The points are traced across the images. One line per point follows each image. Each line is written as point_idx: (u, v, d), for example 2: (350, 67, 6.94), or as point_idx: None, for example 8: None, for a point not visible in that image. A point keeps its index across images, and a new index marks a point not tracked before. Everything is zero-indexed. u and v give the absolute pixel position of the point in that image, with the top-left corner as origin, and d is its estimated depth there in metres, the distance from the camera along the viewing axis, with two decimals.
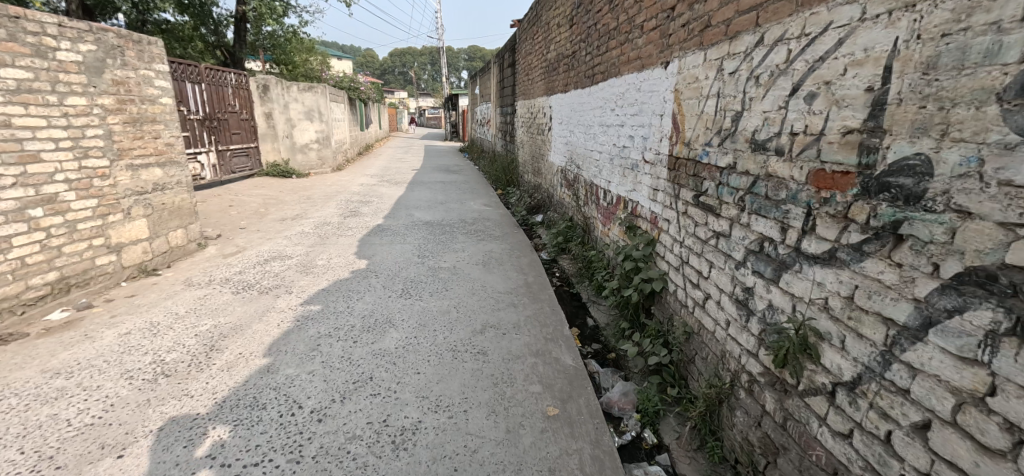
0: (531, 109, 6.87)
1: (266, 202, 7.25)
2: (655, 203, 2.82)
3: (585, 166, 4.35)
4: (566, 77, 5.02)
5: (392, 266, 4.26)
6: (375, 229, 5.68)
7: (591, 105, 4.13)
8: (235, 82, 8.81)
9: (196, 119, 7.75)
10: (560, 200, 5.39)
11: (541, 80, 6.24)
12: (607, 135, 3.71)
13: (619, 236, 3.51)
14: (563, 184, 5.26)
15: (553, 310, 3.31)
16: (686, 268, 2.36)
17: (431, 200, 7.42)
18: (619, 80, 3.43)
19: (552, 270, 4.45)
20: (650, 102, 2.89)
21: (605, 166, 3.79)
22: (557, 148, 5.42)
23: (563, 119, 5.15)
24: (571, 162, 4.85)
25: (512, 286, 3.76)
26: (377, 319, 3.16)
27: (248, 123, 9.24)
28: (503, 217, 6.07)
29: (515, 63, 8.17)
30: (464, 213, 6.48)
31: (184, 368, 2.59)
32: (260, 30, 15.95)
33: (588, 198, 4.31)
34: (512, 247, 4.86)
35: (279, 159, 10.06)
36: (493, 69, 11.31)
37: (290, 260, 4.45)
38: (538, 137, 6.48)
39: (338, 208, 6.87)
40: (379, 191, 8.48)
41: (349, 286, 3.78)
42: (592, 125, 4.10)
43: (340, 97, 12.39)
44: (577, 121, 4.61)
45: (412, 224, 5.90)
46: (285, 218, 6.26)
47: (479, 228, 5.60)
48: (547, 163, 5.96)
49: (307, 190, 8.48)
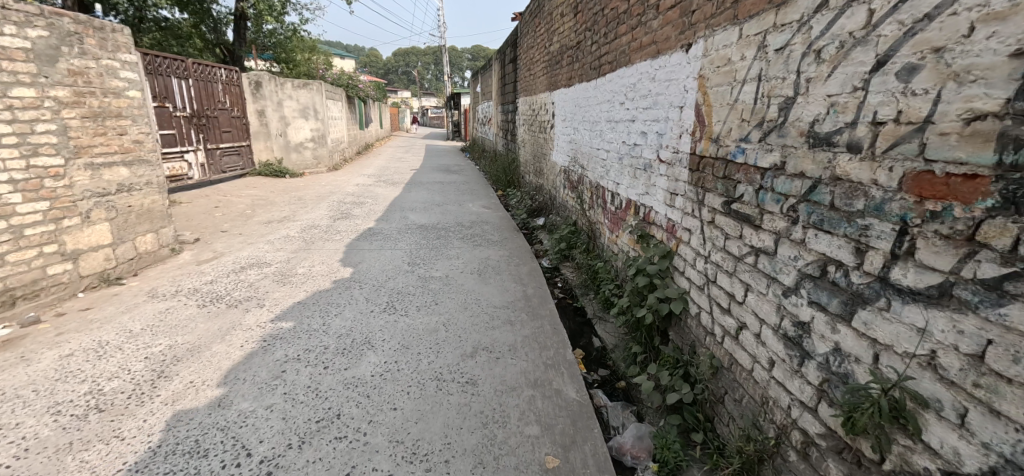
0: (533, 106, 6.47)
1: (255, 203, 6.90)
2: (672, 210, 2.43)
3: (591, 166, 3.96)
4: (570, 69, 4.62)
5: (378, 275, 3.88)
6: (366, 233, 5.30)
7: (597, 99, 3.73)
8: (226, 78, 8.46)
9: (183, 116, 7.41)
10: (564, 202, 4.99)
11: (543, 75, 5.85)
12: (616, 131, 3.32)
13: (629, 245, 3.12)
14: (566, 185, 4.85)
15: (554, 330, 2.91)
16: (712, 288, 1.97)
17: (428, 202, 7.05)
18: (629, 70, 3.03)
19: (554, 280, 4.05)
20: (666, 92, 2.49)
21: (613, 166, 3.40)
22: (561, 147, 5.02)
23: (567, 116, 4.75)
24: (575, 162, 4.46)
25: (508, 300, 3.37)
26: (355, 340, 2.77)
27: (239, 121, 8.88)
28: (503, 220, 5.69)
29: (517, 58, 7.78)
30: (461, 216, 6.09)
31: (122, 401, 2.22)
32: (258, 26, 15.59)
33: (594, 201, 3.90)
34: (511, 254, 4.47)
35: (272, 158, 9.70)
36: (495, 66, 10.95)
37: (269, 268, 4.08)
38: (540, 135, 6.09)
39: (329, 210, 6.50)
40: (374, 192, 8.10)
41: (327, 299, 3.39)
42: (598, 122, 3.71)
43: (338, 95, 12.05)
44: (582, 118, 4.21)
45: (405, 227, 5.52)
46: (271, 220, 5.90)
47: (476, 233, 5.22)
48: (550, 163, 5.56)
49: (299, 190, 8.12)
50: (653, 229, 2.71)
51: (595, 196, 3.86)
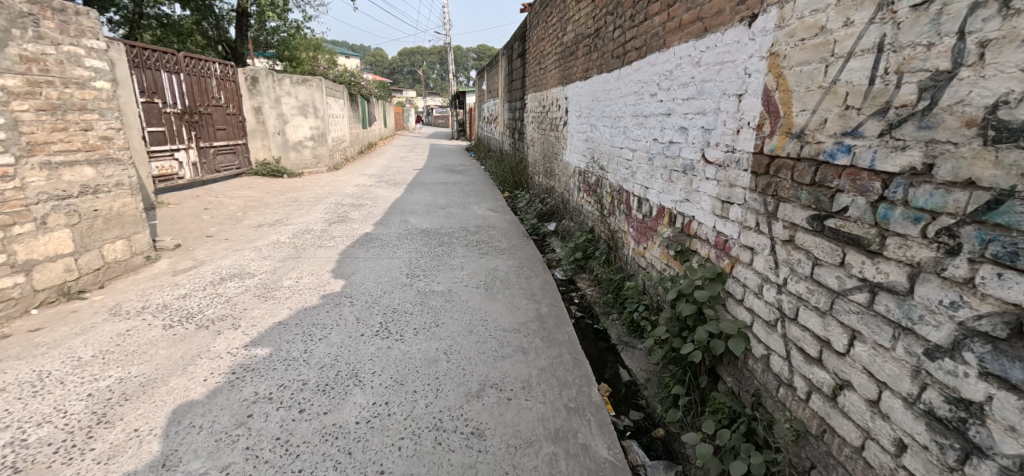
0: (543, 102, 6.02)
1: (247, 205, 6.49)
2: (724, 221, 1.98)
3: (612, 167, 3.51)
4: (586, 59, 4.18)
5: (372, 289, 3.44)
6: (362, 238, 4.86)
7: (621, 91, 3.28)
8: (220, 73, 8.07)
9: (174, 112, 7.02)
10: (579, 206, 4.55)
11: (554, 68, 5.42)
12: (644, 127, 2.87)
13: (662, 260, 2.67)
14: (582, 188, 4.40)
15: (575, 362, 2.45)
16: (789, 327, 1.55)
17: (430, 204, 6.62)
18: (663, 55, 2.58)
19: (569, 294, 3.59)
20: (716, 78, 2.04)
21: (641, 168, 2.95)
22: (576, 145, 4.57)
23: (583, 111, 4.31)
24: (593, 163, 4.01)
25: (518, 320, 2.93)
26: (341, 373, 2.34)
27: (235, 118, 8.48)
28: (511, 225, 5.26)
29: (525, 52, 7.34)
30: (467, 220, 5.64)
31: (47, 457, 1.81)
32: (259, 22, 15.20)
33: (616, 207, 3.45)
34: (521, 264, 4.03)
35: (270, 157, 9.27)
36: (501, 62, 10.53)
37: (252, 279, 3.65)
38: (551, 133, 5.64)
39: (325, 212, 6.07)
40: (374, 193, 7.67)
41: (312, 319, 2.95)
42: (622, 116, 3.26)
43: (339, 93, 11.66)
44: (601, 112, 3.76)
45: (405, 232, 5.08)
46: (261, 223, 5.47)
47: (482, 239, 4.79)
48: (562, 163, 5.12)
49: (296, 191, 7.70)
50: (696, 243, 2.26)
51: (618, 201, 3.41)
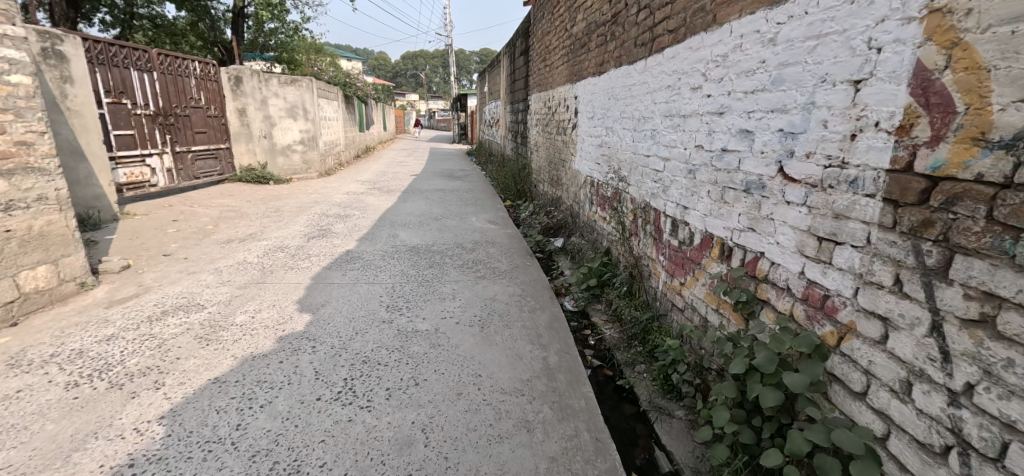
0: (549, 103, 5.38)
1: (222, 216, 5.88)
2: (823, 268, 1.41)
3: (635, 179, 2.88)
4: (600, 51, 3.56)
5: (341, 328, 2.80)
6: (342, 257, 4.22)
7: (646, 84, 2.65)
8: (201, 72, 7.47)
9: (145, 114, 6.41)
10: (592, 223, 3.91)
11: (561, 63, 4.81)
12: (680, 130, 2.25)
13: (708, 303, 2.05)
14: (596, 201, 3.77)
15: (596, 447, 1.83)
16: (979, 467, 1.06)
17: (425, 215, 6.00)
18: (709, 36, 1.97)
19: (581, 333, 2.95)
20: (806, 58, 1.47)
21: (676, 182, 2.33)
22: (588, 151, 3.94)
23: (597, 111, 3.67)
24: (609, 173, 3.39)
25: (520, 376, 2.30)
26: (277, 468, 1.71)
27: (216, 120, 7.85)
28: (513, 241, 4.64)
29: (529, 49, 6.72)
30: (464, 234, 5.00)
31: None
32: (256, 22, 14.69)
33: (640, 227, 2.82)
34: (523, 292, 3.39)
35: (255, 162, 8.60)
36: (503, 62, 9.91)
37: (199, 314, 3.01)
38: (558, 137, 5.02)
39: (306, 225, 5.43)
40: (364, 202, 7.04)
41: (259, 373, 2.32)
42: (648, 116, 2.64)
43: (332, 94, 11.05)
44: (619, 112, 3.15)
45: (392, 249, 4.44)
46: (231, 237, 4.84)
47: (480, 258, 4.17)
48: (571, 171, 4.49)
49: (280, 200, 7.09)
50: (769, 291, 1.64)
51: (643, 220, 2.78)
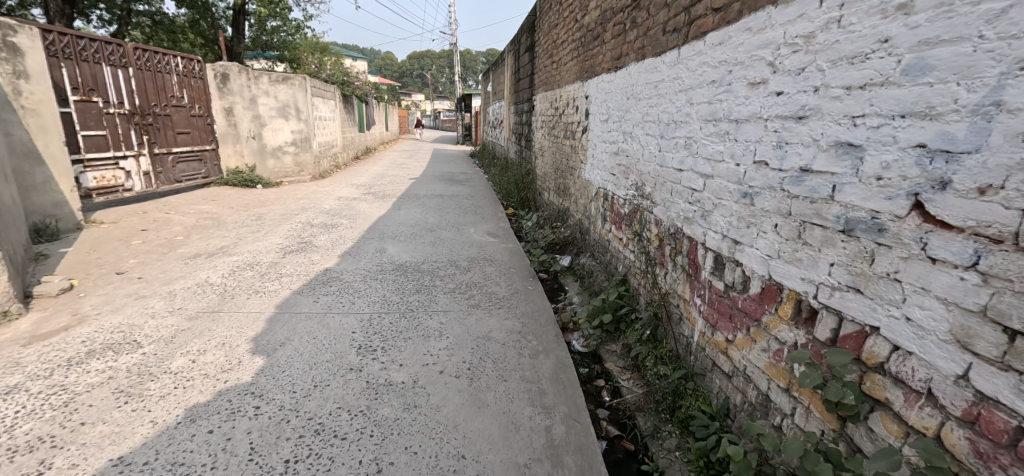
0: (556, 102, 4.83)
1: (198, 224, 5.37)
2: (1017, 382, 0.94)
3: (661, 196, 2.34)
4: (617, 41, 3.02)
5: (297, 378, 2.26)
6: (318, 277, 3.67)
7: (678, 79, 2.12)
8: (184, 68, 6.91)
9: (118, 113, 5.85)
10: (604, 242, 3.35)
11: (570, 58, 4.27)
12: (729, 139, 1.71)
13: (770, 376, 1.53)
14: (610, 218, 3.21)
15: None
16: None
17: (418, 225, 5.46)
18: (781, 10, 1.45)
19: (591, 385, 2.40)
20: (980, 31, 0.98)
21: (720, 206, 1.79)
22: (601, 159, 3.38)
23: (612, 113, 3.12)
24: (628, 185, 2.84)
25: (515, 459, 1.78)
26: None
27: (201, 120, 7.27)
28: (515, 259, 4.09)
29: (535, 44, 6.17)
30: (459, 250, 4.45)
31: None
32: (256, 19, 14.24)
33: (668, 257, 2.27)
34: (524, 327, 2.84)
35: (242, 166, 7.99)
36: (507, 60, 9.35)
37: (129, 356, 2.46)
38: (565, 142, 4.46)
39: (286, 236, 4.89)
40: (356, 209, 6.49)
41: (177, 450, 1.80)
42: (679, 118, 2.11)
43: (329, 93, 10.54)
44: (640, 113, 2.61)
45: (377, 268, 3.89)
46: (200, 251, 4.31)
47: (476, 280, 3.62)
48: (581, 180, 3.93)
49: (265, 205, 6.55)
50: (893, 393, 1.16)
51: (671, 249, 2.24)
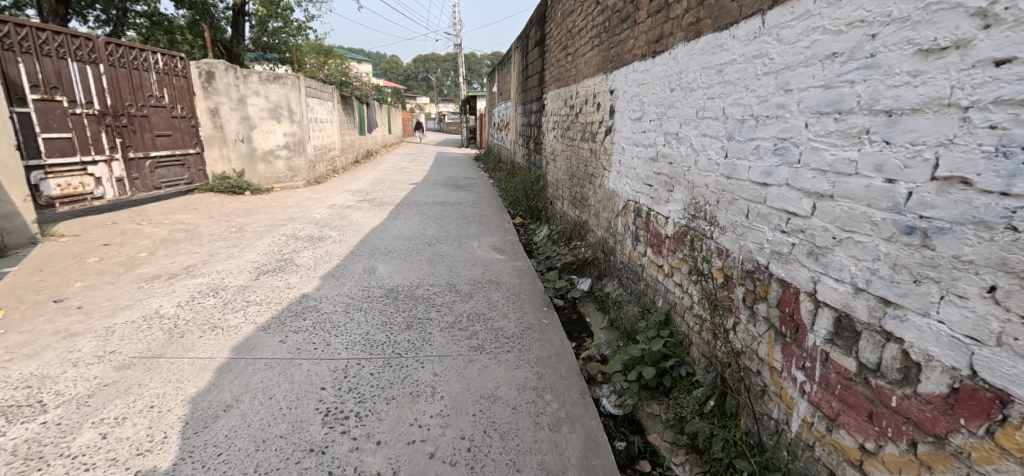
0: (572, 100, 4.21)
1: (169, 237, 4.78)
2: None
3: (727, 217, 1.74)
4: (656, 18, 2.41)
5: (233, 469, 1.66)
6: (290, 306, 3.05)
7: (761, 57, 1.53)
8: (164, 65, 6.34)
9: (86, 113, 5.28)
10: (636, 268, 2.73)
11: (590, 47, 3.65)
12: (870, 140, 1.14)
13: None
14: (644, 238, 2.60)
15: None
16: None
17: (416, 238, 4.85)
18: None
19: (632, 470, 1.78)
20: None
21: (845, 242, 1.20)
22: (632, 166, 2.76)
23: (648, 110, 2.51)
24: (672, 199, 2.24)
25: None
26: None
27: (183, 121, 6.70)
28: (525, 283, 3.47)
29: (546, 36, 5.56)
30: (461, 270, 3.82)
31: None
32: (259, 20, 13.76)
33: (741, 303, 1.65)
34: (540, 380, 2.24)
35: (230, 170, 7.37)
36: (514, 58, 8.75)
37: (22, 429, 1.87)
38: (584, 146, 3.83)
39: (264, 252, 4.26)
40: (348, 218, 5.87)
41: None
42: (761, 112, 1.52)
43: (326, 93, 9.96)
44: (692, 107, 2.02)
45: (362, 293, 3.28)
46: (160, 271, 3.71)
47: (479, 311, 3.01)
48: (603, 190, 3.32)
49: (251, 214, 5.97)
50: None
51: (746, 293, 1.63)
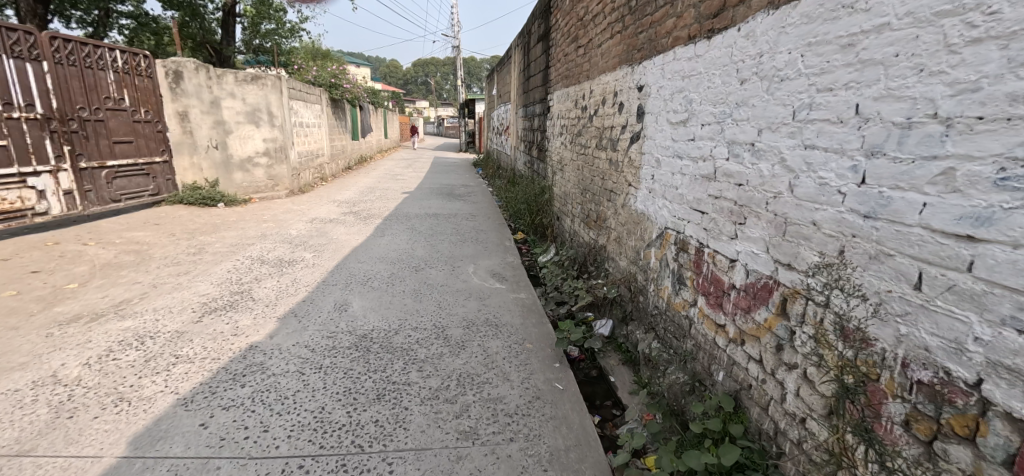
0: (584, 99, 3.54)
1: (114, 260, 4.09)
2: None
3: (863, 280, 1.16)
4: None
5: None
6: (231, 364, 2.37)
7: (957, 15, 0.98)
8: (125, 63, 5.66)
9: (25, 117, 4.61)
10: (680, 319, 2.07)
11: (608, 35, 2.99)
12: None
13: None
14: (694, 284, 1.93)
15: None
16: None
17: (402, 261, 4.16)
18: None
19: None
20: None
21: None
22: (674, 185, 2.09)
23: (700, 110, 1.84)
24: (740, 234, 1.60)
25: None
26: None
27: (148, 126, 6.02)
28: (530, 326, 2.80)
29: (551, 29, 4.90)
30: (453, 306, 3.14)
31: None
32: (249, 20, 13.05)
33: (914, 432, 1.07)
34: None
35: (202, 180, 6.68)
36: (515, 57, 8.07)
37: None
38: (601, 155, 3.15)
39: (218, 281, 3.56)
40: (328, 235, 5.17)
41: None
42: (965, 109, 0.97)
43: (313, 96, 9.28)
44: (784, 104, 1.40)
45: (327, 342, 2.60)
46: (80, 312, 2.99)
47: (473, 370, 2.34)
48: (627, 211, 2.66)
49: (219, 230, 5.28)
50: None
51: (911, 412, 1.07)
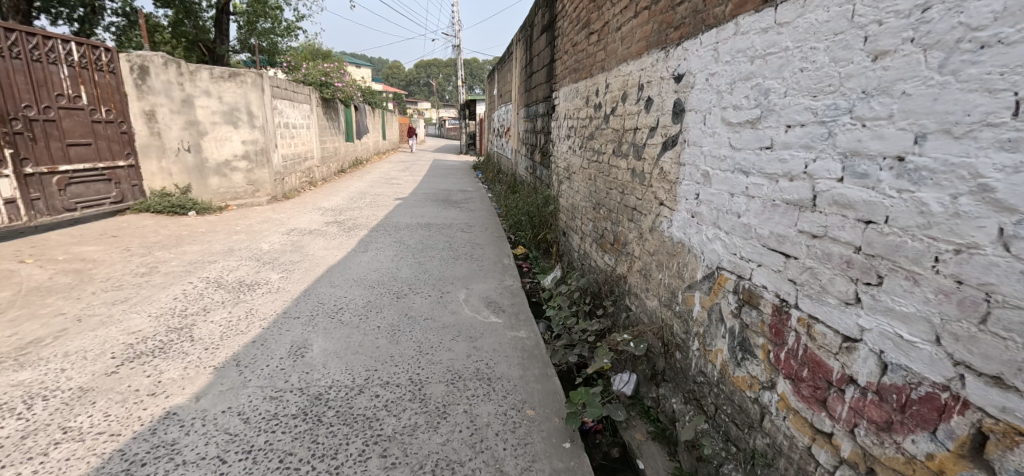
0: (598, 94, 2.96)
1: (48, 283, 3.50)
2: None
3: None
4: None
5: None
6: (132, 444, 1.77)
7: None
8: (82, 57, 5.08)
9: None
10: (745, 403, 1.52)
11: (630, 14, 2.41)
12: None
13: None
14: (776, 363, 1.41)
15: None
16: None
17: (382, 284, 3.55)
18: None
19: None
20: None
21: None
22: (734, 209, 1.55)
23: (788, 103, 1.34)
24: (870, 303, 1.13)
25: None
26: None
27: (110, 127, 5.45)
28: (531, 381, 2.19)
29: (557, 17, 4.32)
30: (437, 348, 2.54)
31: None
32: (242, 17, 12.44)
33: None
34: None
35: (172, 185, 6.09)
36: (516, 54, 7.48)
37: None
38: (620, 164, 2.55)
39: (158, 313, 2.96)
40: (303, 250, 4.57)
41: None
42: None
43: (302, 95, 8.71)
44: (993, 90, 0.92)
45: (269, 407, 2.00)
46: None
47: (455, 454, 1.74)
48: (657, 236, 2.08)
49: (184, 243, 4.70)
50: None
51: None
